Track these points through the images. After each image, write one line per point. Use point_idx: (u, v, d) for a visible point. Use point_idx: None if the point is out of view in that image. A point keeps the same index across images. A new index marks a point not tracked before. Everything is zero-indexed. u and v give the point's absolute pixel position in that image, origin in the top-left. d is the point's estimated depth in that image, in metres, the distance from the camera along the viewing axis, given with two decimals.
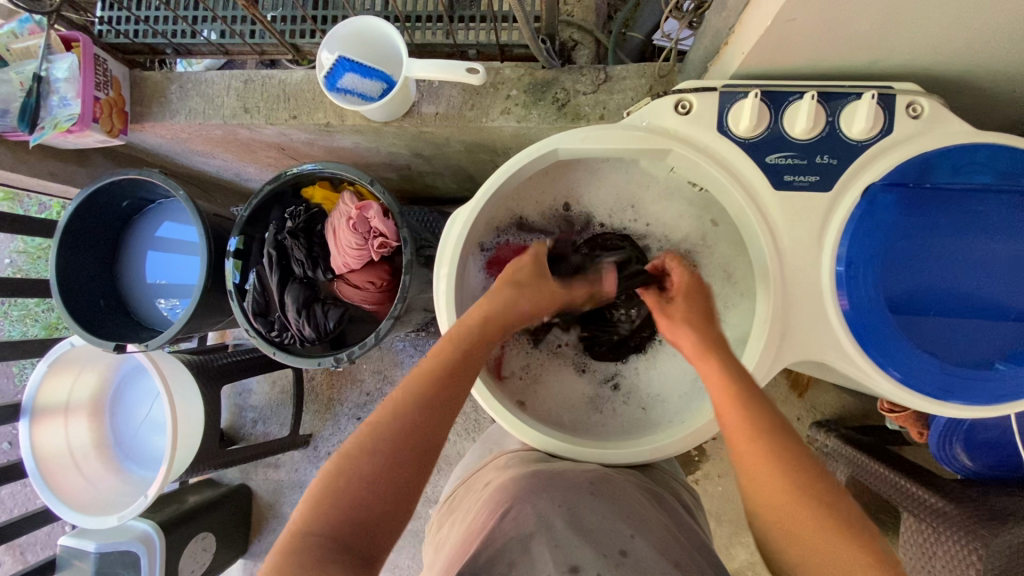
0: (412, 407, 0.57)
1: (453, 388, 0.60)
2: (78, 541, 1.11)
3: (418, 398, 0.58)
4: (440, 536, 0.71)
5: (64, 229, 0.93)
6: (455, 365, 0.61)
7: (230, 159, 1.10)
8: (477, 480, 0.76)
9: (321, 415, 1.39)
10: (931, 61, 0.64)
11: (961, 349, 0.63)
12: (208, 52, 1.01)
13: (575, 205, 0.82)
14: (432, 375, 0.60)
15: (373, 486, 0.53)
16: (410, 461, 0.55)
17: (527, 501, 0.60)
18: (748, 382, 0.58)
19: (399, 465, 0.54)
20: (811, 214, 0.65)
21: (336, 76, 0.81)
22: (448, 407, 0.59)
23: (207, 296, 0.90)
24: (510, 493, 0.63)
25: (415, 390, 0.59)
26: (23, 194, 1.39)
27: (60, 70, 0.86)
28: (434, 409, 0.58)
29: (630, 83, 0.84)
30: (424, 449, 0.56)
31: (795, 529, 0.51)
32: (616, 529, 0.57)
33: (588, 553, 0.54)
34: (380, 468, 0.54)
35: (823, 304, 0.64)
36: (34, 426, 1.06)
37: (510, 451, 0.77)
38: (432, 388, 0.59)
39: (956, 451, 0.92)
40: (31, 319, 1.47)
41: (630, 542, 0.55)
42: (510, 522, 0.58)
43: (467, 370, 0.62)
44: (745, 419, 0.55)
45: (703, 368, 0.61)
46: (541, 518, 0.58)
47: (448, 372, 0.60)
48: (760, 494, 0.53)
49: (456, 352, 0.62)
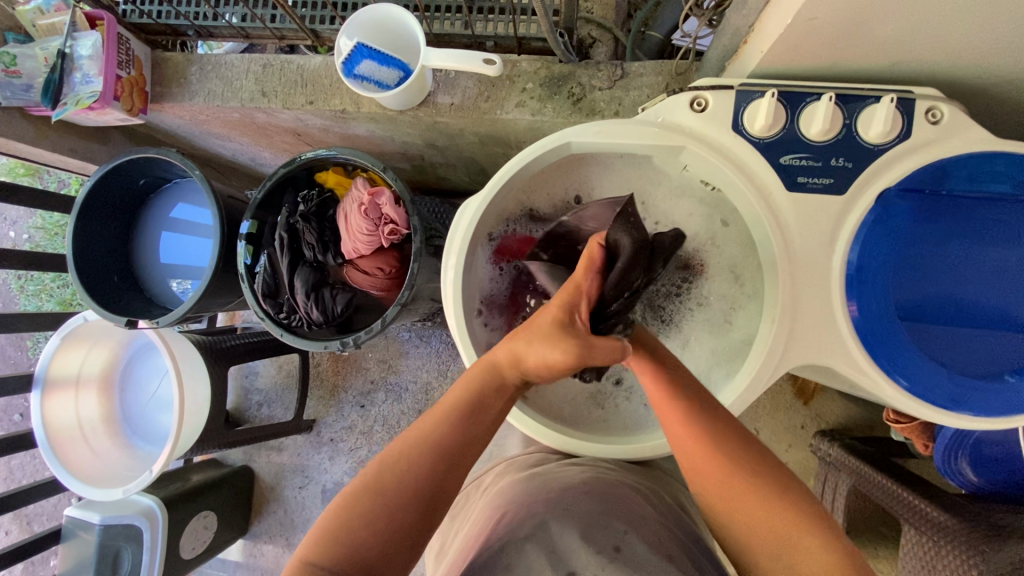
0: (419, 454, 0.56)
1: (467, 436, 0.57)
2: (83, 512, 1.13)
3: (424, 443, 0.57)
4: (445, 541, 0.73)
5: (82, 204, 0.94)
6: (466, 405, 0.58)
7: (246, 143, 1.12)
8: (481, 485, 0.78)
9: (326, 401, 1.40)
10: (954, 66, 0.63)
11: (971, 360, 0.62)
12: (229, 35, 1.02)
13: (587, 198, 0.80)
14: (441, 416, 0.58)
15: (377, 529, 0.53)
16: (414, 507, 0.55)
17: (525, 505, 0.63)
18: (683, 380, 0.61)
19: (404, 513, 0.54)
20: (823, 216, 0.64)
21: (354, 63, 0.82)
22: (460, 452, 0.57)
23: (218, 277, 0.91)
24: (510, 498, 0.66)
25: (428, 431, 0.57)
26: (44, 170, 1.42)
27: (84, 47, 0.87)
28: (443, 450, 0.57)
29: (646, 80, 0.83)
30: (430, 495, 0.56)
31: (749, 515, 0.54)
32: (609, 526, 0.58)
33: (582, 551, 0.54)
34: (382, 513, 0.54)
35: (833, 309, 0.63)
36: (46, 397, 1.08)
37: (510, 458, 0.79)
38: (444, 433, 0.57)
39: (962, 466, 0.90)
40: (46, 294, 1.50)
41: (623, 538, 0.56)
42: (504, 526, 0.60)
43: (481, 416, 0.58)
44: (682, 420, 0.58)
45: (633, 364, 0.63)
46: (535, 521, 0.59)
47: (456, 415, 0.58)
48: (708, 490, 0.57)
49: (465, 394, 0.59)
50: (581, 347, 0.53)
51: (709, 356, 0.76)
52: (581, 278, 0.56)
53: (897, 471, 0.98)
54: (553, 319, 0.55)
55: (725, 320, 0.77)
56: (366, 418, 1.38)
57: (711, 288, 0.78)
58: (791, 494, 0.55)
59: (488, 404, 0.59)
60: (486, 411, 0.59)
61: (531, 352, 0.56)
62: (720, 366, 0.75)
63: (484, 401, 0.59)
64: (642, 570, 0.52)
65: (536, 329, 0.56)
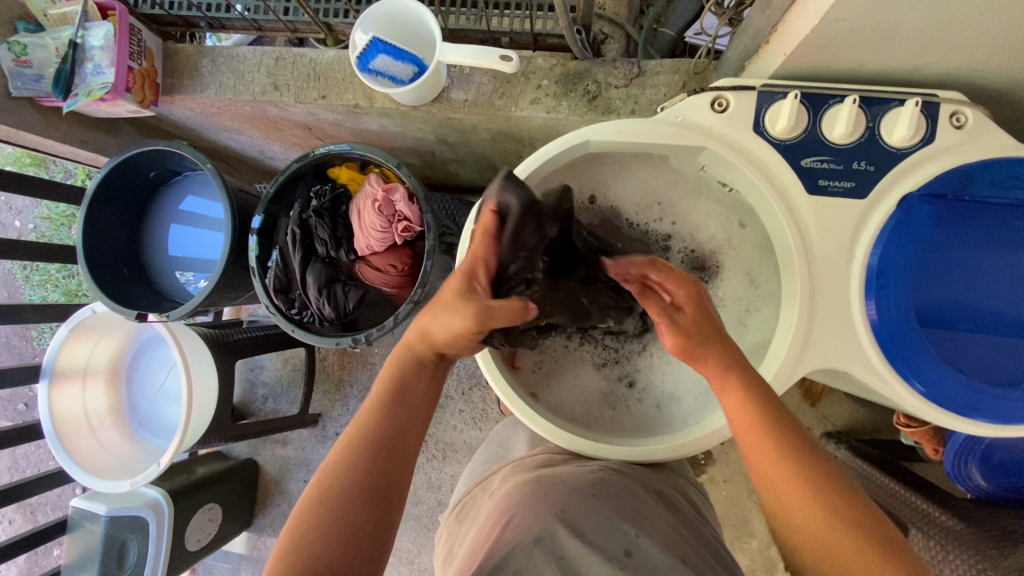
0: (356, 456, 0.57)
1: (400, 419, 0.60)
2: (90, 504, 1.14)
3: (358, 445, 0.58)
4: (454, 543, 0.73)
5: (92, 195, 0.94)
6: (394, 391, 0.61)
7: (256, 136, 1.11)
8: (487, 486, 0.77)
9: (331, 395, 1.40)
10: (981, 69, 0.62)
11: (989, 366, 0.62)
12: (241, 27, 1.01)
13: (601, 197, 0.79)
14: (371, 408, 0.60)
15: (333, 533, 0.53)
16: (364, 504, 0.55)
17: (533, 508, 0.62)
18: (770, 401, 0.58)
19: (356, 509, 0.55)
20: (844, 220, 0.64)
21: (369, 57, 0.81)
22: (396, 438, 0.59)
23: (229, 272, 0.91)
24: (514, 500, 0.65)
25: (361, 426, 0.59)
26: (50, 160, 1.42)
27: (95, 37, 0.87)
28: (381, 440, 0.58)
29: (663, 79, 0.83)
30: (377, 490, 0.56)
31: (816, 537, 0.52)
32: (619, 529, 0.59)
33: (593, 559, 0.55)
34: (335, 519, 0.54)
35: (852, 314, 0.63)
36: (54, 388, 1.08)
37: (516, 459, 0.78)
38: (376, 424, 0.59)
39: (971, 470, 0.90)
40: (52, 285, 1.50)
41: (634, 541, 0.57)
42: (509, 529, 0.60)
43: (406, 402, 0.61)
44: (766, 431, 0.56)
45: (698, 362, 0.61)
46: (539, 523, 0.59)
47: (385, 403, 0.60)
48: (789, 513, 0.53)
49: (389, 381, 0.62)
50: (476, 308, 0.57)
51: None
52: (478, 251, 0.61)
53: (904, 475, 0.98)
54: (457, 293, 0.59)
55: (739, 322, 0.76)
56: None
57: (727, 290, 0.77)
58: (848, 509, 0.52)
59: (411, 384, 0.62)
60: (412, 392, 0.61)
61: (437, 327, 0.60)
62: None
63: (409, 382, 0.62)
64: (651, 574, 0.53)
65: (435, 305, 0.61)
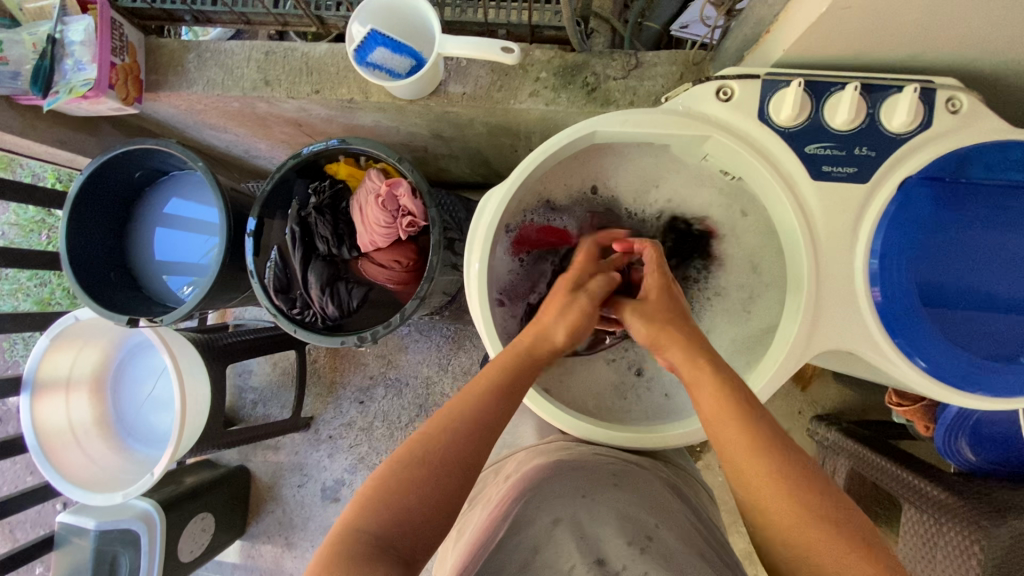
0: (463, 425, 0.57)
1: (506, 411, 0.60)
2: (78, 518, 1.10)
3: (468, 419, 0.58)
4: (461, 522, 0.72)
5: (73, 198, 0.90)
6: (505, 383, 0.61)
7: (243, 134, 1.08)
8: (498, 471, 0.77)
9: (323, 398, 1.38)
10: (974, 56, 0.65)
11: (985, 342, 0.64)
12: (228, 21, 0.98)
13: (603, 187, 0.81)
14: (482, 394, 0.60)
15: (424, 496, 0.53)
16: (461, 473, 0.55)
17: (552, 489, 0.63)
18: (741, 390, 0.57)
19: (449, 480, 0.54)
20: (847, 204, 0.65)
21: (367, 50, 0.79)
22: (500, 424, 0.59)
23: (223, 274, 0.88)
24: (535, 480, 0.65)
25: (469, 404, 0.58)
26: (17, 163, 1.36)
27: (75, 31, 0.83)
28: (486, 422, 0.58)
29: (662, 70, 0.83)
30: (475, 464, 0.56)
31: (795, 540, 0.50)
32: (639, 516, 0.59)
33: (613, 545, 0.55)
34: (431, 481, 0.53)
35: (858, 291, 0.65)
36: (36, 401, 1.03)
37: (527, 446, 0.78)
38: (485, 407, 0.59)
39: (961, 445, 0.93)
40: (22, 293, 1.43)
41: (655, 529, 0.57)
42: (533, 507, 0.61)
43: (517, 390, 0.62)
44: (738, 424, 0.54)
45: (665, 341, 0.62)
46: (563, 506, 0.60)
47: (497, 390, 0.60)
48: (770, 516, 0.52)
49: (500, 373, 0.62)
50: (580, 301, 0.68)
51: (729, 344, 0.77)
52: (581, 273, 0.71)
53: (894, 452, 1.02)
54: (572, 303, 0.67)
55: (743, 308, 0.78)
56: (365, 415, 1.36)
57: (730, 277, 0.79)
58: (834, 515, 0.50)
59: (522, 380, 0.63)
60: (521, 386, 0.62)
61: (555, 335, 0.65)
62: (740, 355, 0.76)
63: (520, 376, 0.62)
64: (675, 560, 0.53)
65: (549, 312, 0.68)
